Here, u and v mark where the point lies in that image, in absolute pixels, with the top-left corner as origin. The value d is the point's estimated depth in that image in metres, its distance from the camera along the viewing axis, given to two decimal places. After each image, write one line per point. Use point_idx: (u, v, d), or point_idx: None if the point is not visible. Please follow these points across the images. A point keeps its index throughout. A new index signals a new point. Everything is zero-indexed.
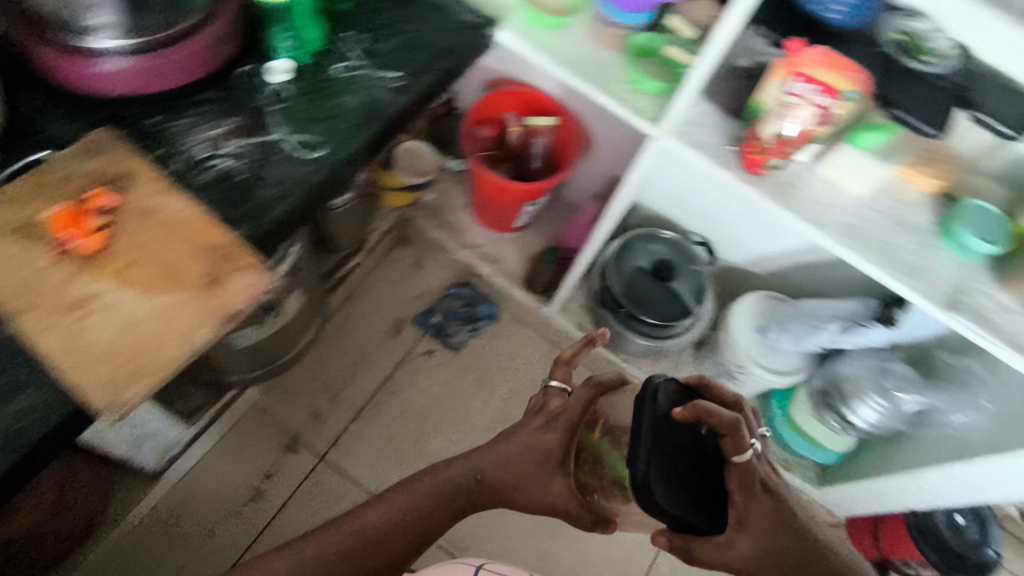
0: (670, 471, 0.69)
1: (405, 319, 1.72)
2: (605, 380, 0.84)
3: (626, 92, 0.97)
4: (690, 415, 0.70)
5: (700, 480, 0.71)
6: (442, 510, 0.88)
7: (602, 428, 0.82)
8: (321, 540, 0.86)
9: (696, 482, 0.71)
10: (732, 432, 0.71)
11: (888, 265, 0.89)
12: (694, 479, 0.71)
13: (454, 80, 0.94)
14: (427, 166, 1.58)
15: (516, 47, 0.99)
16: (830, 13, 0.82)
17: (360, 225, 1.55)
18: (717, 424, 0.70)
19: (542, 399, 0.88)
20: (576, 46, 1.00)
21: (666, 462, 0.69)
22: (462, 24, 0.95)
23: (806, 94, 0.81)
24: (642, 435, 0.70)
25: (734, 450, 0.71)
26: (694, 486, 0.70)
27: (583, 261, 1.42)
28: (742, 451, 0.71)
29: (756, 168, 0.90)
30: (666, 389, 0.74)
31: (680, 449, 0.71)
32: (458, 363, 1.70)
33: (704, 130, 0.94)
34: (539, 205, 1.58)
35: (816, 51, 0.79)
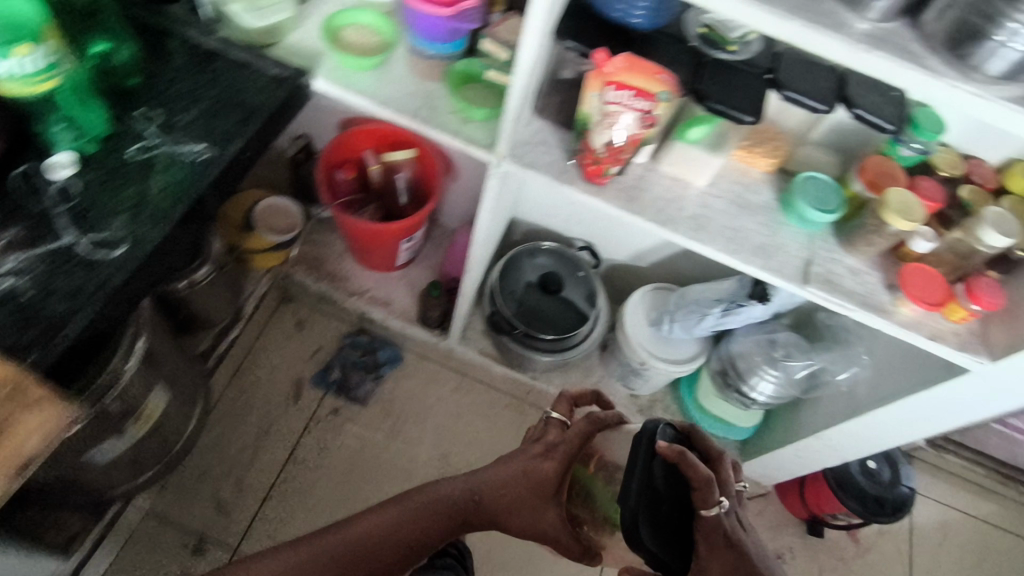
0: (651, 512, 0.70)
1: (303, 382, 1.61)
2: (603, 417, 0.86)
3: (456, 122, 0.96)
4: (672, 458, 0.71)
5: (677, 524, 0.72)
6: (436, 528, 0.92)
7: (596, 459, 0.83)
8: (305, 548, 0.89)
9: (673, 526, 0.71)
10: (709, 487, 0.71)
11: (741, 251, 0.93)
12: (671, 522, 0.71)
13: (272, 137, 0.90)
14: (290, 221, 1.50)
15: (337, 94, 0.96)
16: (633, 18, 0.85)
17: (226, 294, 1.46)
18: (694, 475, 0.71)
19: (542, 429, 0.91)
20: (401, 82, 0.98)
21: (646, 500, 0.70)
22: (270, 79, 0.92)
23: (622, 101, 0.83)
24: (636, 473, 0.72)
25: (706, 502, 0.70)
26: (675, 531, 0.71)
27: (467, 288, 1.40)
28: (711, 506, 0.70)
29: (598, 177, 0.92)
30: (663, 433, 0.75)
31: (664, 491, 0.72)
32: (367, 416, 1.61)
33: (543, 148, 0.96)
34: (417, 238, 1.54)
35: (620, 59, 0.80)
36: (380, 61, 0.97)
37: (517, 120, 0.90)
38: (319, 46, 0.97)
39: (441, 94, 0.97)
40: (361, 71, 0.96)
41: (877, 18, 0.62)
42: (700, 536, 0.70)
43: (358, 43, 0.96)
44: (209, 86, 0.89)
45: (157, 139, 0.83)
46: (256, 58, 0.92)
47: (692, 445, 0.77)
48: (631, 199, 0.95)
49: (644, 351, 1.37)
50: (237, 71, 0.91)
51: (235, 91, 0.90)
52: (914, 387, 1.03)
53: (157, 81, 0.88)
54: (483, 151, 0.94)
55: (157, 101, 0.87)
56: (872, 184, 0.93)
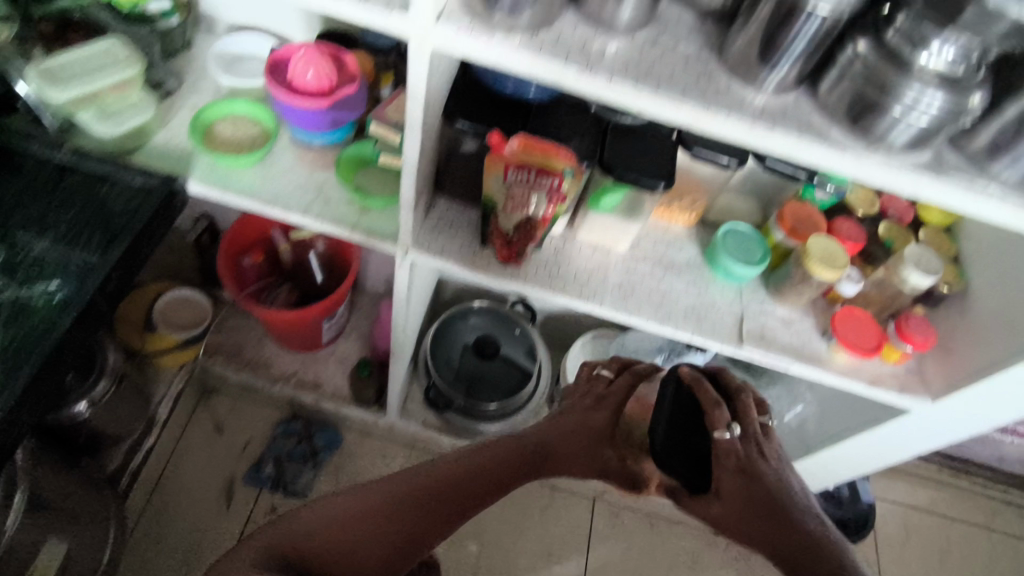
0: (668, 441, 0.74)
1: (235, 481, 1.46)
2: (642, 367, 0.84)
3: (354, 213, 0.88)
4: (688, 378, 0.78)
5: (700, 444, 0.73)
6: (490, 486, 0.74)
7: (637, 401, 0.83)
8: (342, 502, 0.70)
9: (697, 445, 0.73)
10: (721, 406, 0.75)
11: (672, 318, 0.88)
12: (694, 442, 0.74)
13: (142, 260, 0.80)
14: (198, 313, 1.39)
15: (215, 197, 0.86)
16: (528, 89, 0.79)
17: (134, 404, 1.33)
18: (703, 398, 0.76)
19: (582, 385, 0.85)
20: (288, 173, 0.89)
21: (667, 430, 0.74)
22: (134, 191, 0.81)
23: (526, 183, 0.78)
24: (664, 401, 0.77)
25: (704, 420, 0.75)
26: (700, 461, 0.73)
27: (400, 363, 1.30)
28: (722, 427, 0.72)
29: (512, 259, 0.87)
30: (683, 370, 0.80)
31: (685, 415, 0.76)
32: None
33: (450, 232, 0.90)
34: (340, 314, 1.45)
35: (517, 142, 0.76)
36: (261, 155, 0.89)
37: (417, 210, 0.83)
38: (191, 145, 0.88)
39: (335, 183, 0.90)
40: (241, 167, 0.88)
41: (774, 89, 0.59)
42: (720, 452, 0.71)
43: (233, 139, 0.88)
44: (63, 209, 0.79)
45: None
46: (117, 169, 0.82)
47: (717, 381, 0.80)
48: (552, 275, 0.89)
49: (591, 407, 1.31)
50: (95, 186, 0.81)
51: (94, 211, 0.79)
52: (863, 424, 1.02)
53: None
54: (387, 244, 0.87)
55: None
56: (791, 231, 0.90)
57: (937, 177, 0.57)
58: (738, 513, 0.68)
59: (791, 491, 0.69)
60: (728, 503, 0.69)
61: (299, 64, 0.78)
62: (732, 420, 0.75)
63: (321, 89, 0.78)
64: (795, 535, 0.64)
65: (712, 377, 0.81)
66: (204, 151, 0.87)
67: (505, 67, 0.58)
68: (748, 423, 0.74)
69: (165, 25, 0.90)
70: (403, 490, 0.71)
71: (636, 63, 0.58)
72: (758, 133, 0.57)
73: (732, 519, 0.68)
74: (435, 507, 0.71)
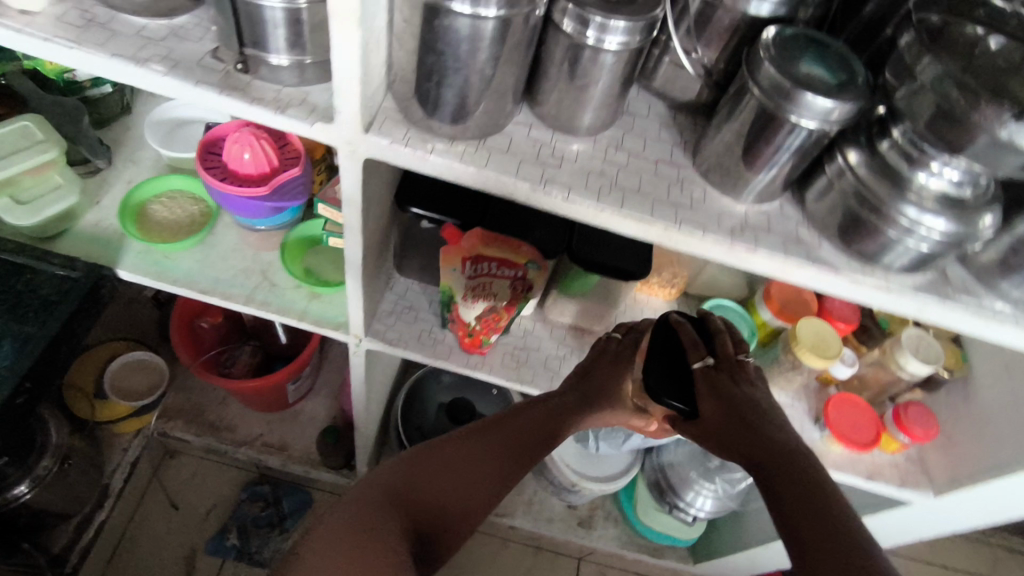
0: (661, 369, 0.61)
1: (195, 552, 1.37)
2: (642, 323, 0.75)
3: (303, 298, 0.81)
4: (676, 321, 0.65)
5: (686, 378, 0.61)
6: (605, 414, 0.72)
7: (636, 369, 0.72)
8: (450, 447, 0.67)
9: (683, 375, 0.61)
10: (701, 347, 0.62)
11: None
12: (680, 374, 0.61)
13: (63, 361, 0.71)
14: (154, 377, 1.31)
15: (144, 282, 0.78)
16: None
17: (86, 476, 1.23)
18: (684, 337, 0.63)
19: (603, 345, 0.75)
20: (232, 255, 0.82)
21: (661, 372, 0.61)
22: (54, 283, 0.73)
23: (488, 273, 0.71)
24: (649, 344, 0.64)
25: (690, 362, 0.61)
26: (686, 389, 0.60)
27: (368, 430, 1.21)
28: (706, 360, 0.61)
29: (479, 347, 0.79)
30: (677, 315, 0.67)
31: (674, 361, 0.62)
32: None
33: (409, 315, 0.82)
34: (308, 374, 1.36)
35: (475, 233, 0.70)
36: (199, 236, 0.81)
37: (369, 298, 0.76)
38: (120, 227, 0.80)
39: (283, 265, 0.82)
40: (177, 250, 0.80)
41: (756, 199, 0.52)
42: (702, 385, 0.59)
43: (169, 222, 0.81)
44: None
45: None
46: (36, 258, 0.74)
47: (703, 325, 0.66)
48: (521, 362, 0.82)
49: (574, 473, 1.25)
50: (11, 278, 0.73)
51: (8, 307, 0.71)
52: (865, 509, 0.95)
53: None
54: (340, 332, 0.79)
55: None
56: (779, 312, 0.84)
57: (942, 303, 0.50)
58: (717, 432, 0.56)
59: (773, 405, 0.57)
60: (712, 427, 0.57)
61: (234, 147, 0.71)
62: (714, 351, 0.62)
63: (258, 174, 0.72)
64: (778, 455, 0.52)
65: (699, 319, 0.66)
66: (133, 234, 0.79)
67: (449, 179, 0.50)
68: (729, 353, 0.61)
69: (97, 94, 0.82)
70: (487, 427, 0.70)
71: (599, 172, 0.51)
72: (738, 253, 0.50)
73: (714, 423, 0.56)
74: (524, 440, 0.69)
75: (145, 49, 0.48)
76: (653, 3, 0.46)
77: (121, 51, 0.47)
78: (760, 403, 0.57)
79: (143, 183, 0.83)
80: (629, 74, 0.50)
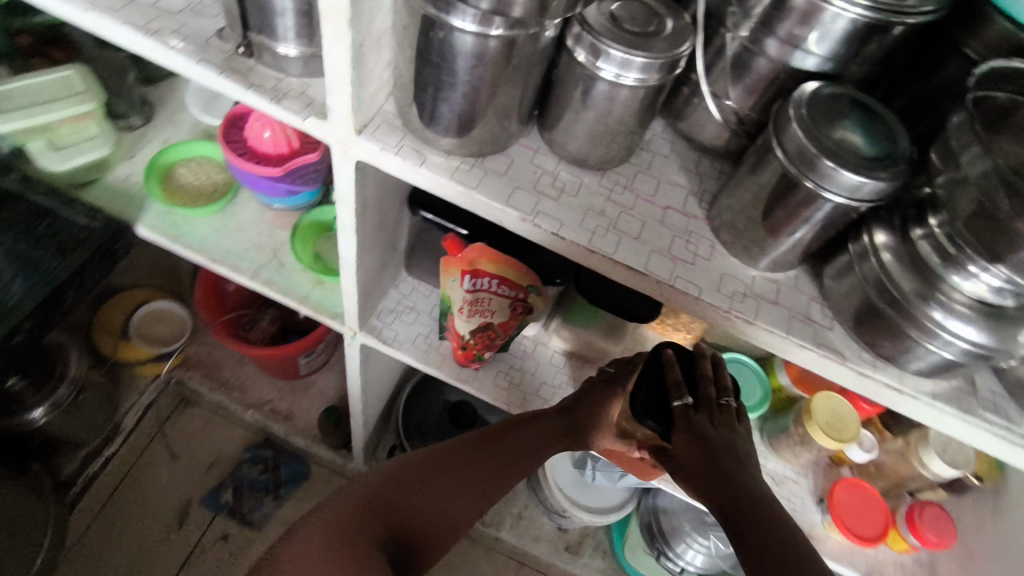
0: (644, 403, 0.58)
1: (192, 502, 1.40)
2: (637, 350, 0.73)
3: (308, 282, 0.81)
4: (665, 351, 0.62)
5: (668, 414, 0.58)
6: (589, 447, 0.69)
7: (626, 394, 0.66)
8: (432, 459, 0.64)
9: (665, 411, 0.58)
10: (684, 386, 0.59)
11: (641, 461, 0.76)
12: (663, 409, 0.58)
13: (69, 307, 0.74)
14: (178, 328, 1.35)
15: (159, 241, 0.80)
16: None
17: (100, 411, 1.29)
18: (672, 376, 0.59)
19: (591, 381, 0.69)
20: (247, 228, 0.83)
21: (647, 396, 0.59)
22: (74, 232, 0.75)
23: (487, 289, 0.69)
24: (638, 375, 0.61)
25: (670, 400, 0.58)
26: (666, 425, 0.58)
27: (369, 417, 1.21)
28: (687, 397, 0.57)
29: (471, 362, 0.76)
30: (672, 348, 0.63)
31: (656, 396, 0.59)
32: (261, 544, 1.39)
33: (409, 316, 0.81)
34: (324, 351, 1.38)
35: (478, 246, 0.67)
36: (218, 204, 0.82)
37: (369, 296, 0.75)
38: (147, 184, 0.82)
39: (294, 246, 0.82)
40: (196, 215, 0.81)
41: (767, 266, 0.48)
42: (676, 425, 0.56)
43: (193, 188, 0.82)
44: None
45: None
46: (60, 206, 0.79)
47: (693, 365, 0.61)
48: (515, 383, 0.79)
49: (565, 498, 1.21)
50: (34, 220, 0.78)
51: (26, 246, 0.77)
52: None
53: None
54: (335, 322, 0.79)
55: None
56: (798, 381, 0.78)
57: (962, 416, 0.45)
58: (692, 475, 0.54)
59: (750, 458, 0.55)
60: (684, 466, 0.55)
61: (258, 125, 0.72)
62: (696, 390, 0.59)
63: (279, 153, 0.72)
64: (747, 498, 0.50)
65: (690, 357, 0.62)
66: (157, 194, 0.81)
67: (440, 194, 0.49)
68: (710, 396, 0.58)
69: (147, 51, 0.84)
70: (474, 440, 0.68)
71: (598, 212, 0.49)
72: (735, 323, 0.47)
73: (685, 464, 0.55)
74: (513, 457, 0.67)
75: (157, 20, 0.48)
76: (675, 41, 0.43)
77: (132, 20, 0.47)
78: (734, 449, 0.55)
79: (174, 147, 0.84)
80: (644, 111, 0.46)
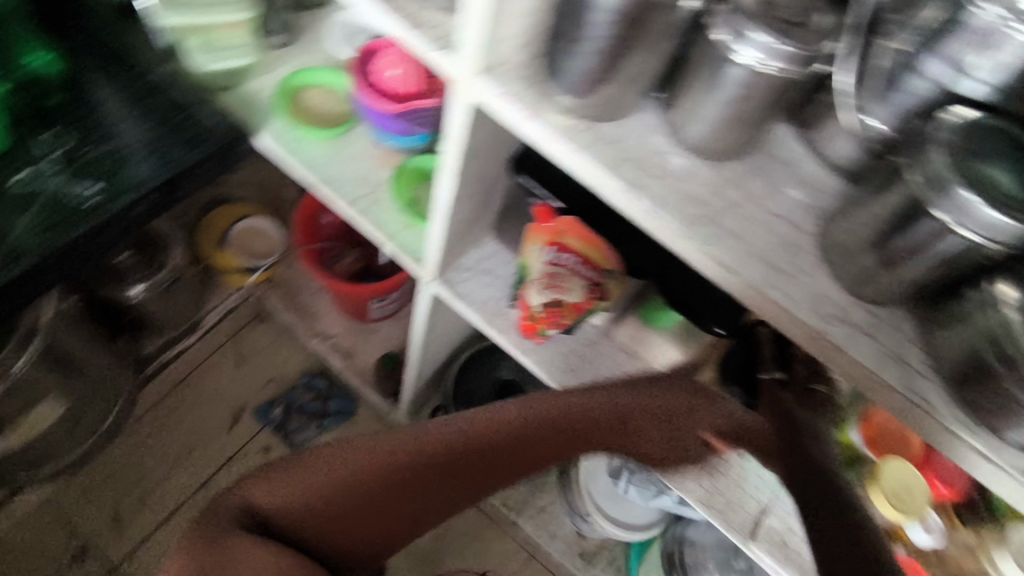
0: (734, 369, 0.69)
1: (245, 409, 1.48)
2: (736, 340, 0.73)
3: (398, 225, 0.84)
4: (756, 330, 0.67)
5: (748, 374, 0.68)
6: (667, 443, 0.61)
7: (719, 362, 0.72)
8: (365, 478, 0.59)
9: (744, 371, 0.68)
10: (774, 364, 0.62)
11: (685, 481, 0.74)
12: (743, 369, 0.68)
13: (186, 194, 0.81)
14: (271, 246, 1.43)
15: (276, 155, 0.86)
16: None
17: (187, 304, 1.39)
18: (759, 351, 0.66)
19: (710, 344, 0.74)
20: (356, 160, 0.87)
21: (738, 363, 0.69)
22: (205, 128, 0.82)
23: (568, 265, 0.70)
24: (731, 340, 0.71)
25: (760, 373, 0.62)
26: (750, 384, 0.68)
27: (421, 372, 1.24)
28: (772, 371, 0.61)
29: (535, 335, 0.76)
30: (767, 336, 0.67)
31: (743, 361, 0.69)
32: None
33: (485, 277, 0.82)
34: (395, 300, 1.42)
35: (567, 219, 0.69)
36: (334, 132, 0.87)
37: (452, 248, 0.76)
38: (275, 99, 0.87)
39: (395, 185, 0.85)
40: (313, 138, 0.86)
41: (870, 296, 0.45)
42: (766, 394, 0.59)
43: (317, 113, 0.87)
44: (135, 122, 0.80)
45: (50, 172, 0.75)
46: (195, 102, 0.82)
47: (784, 349, 0.65)
48: (574, 367, 0.78)
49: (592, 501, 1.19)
50: (171, 112, 0.81)
51: (160, 133, 0.80)
52: None
53: (82, 102, 0.81)
54: (413, 266, 0.82)
55: (71, 128, 0.79)
56: (872, 442, 0.70)
57: None
58: (759, 440, 0.55)
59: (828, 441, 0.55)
60: (757, 432, 0.56)
61: (388, 61, 0.75)
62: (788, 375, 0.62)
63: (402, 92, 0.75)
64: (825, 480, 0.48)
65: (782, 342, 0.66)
66: (282, 112, 0.86)
67: (545, 150, 0.49)
68: (800, 379, 0.62)
69: None
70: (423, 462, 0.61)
71: (701, 202, 0.48)
72: (824, 346, 0.45)
73: (761, 432, 0.55)
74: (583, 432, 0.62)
75: None
76: (823, 35, 0.41)
77: None
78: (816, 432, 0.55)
79: (306, 69, 0.88)
80: (771, 104, 0.45)
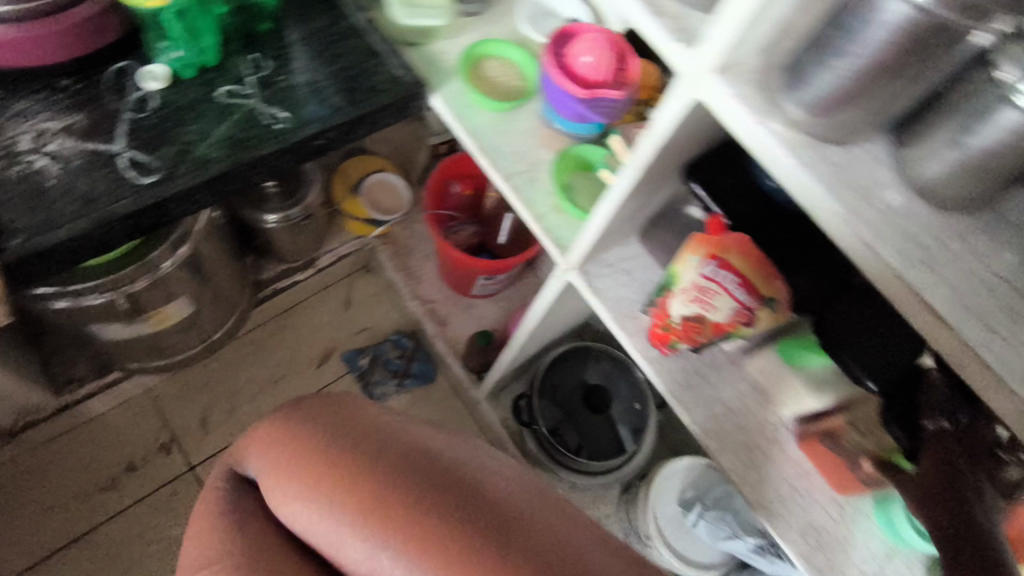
0: (898, 409, 0.62)
1: (335, 350, 1.56)
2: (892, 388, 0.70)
3: (548, 206, 0.84)
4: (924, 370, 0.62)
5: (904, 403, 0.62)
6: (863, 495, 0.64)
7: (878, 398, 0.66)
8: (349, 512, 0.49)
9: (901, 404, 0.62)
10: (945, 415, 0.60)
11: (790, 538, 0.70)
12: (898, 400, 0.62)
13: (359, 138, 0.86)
14: (396, 204, 1.48)
15: (446, 115, 0.88)
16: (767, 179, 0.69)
17: (309, 241, 1.46)
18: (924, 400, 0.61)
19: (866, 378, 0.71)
20: (520, 136, 0.88)
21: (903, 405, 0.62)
22: (389, 78, 0.86)
23: (724, 283, 0.67)
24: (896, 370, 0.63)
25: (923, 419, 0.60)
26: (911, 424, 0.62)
27: (515, 359, 1.24)
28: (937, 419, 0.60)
29: (662, 345, 0.75)
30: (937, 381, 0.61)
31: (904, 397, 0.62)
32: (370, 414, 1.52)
33: (623, 278, 0.81)
34: (501, 281, 1.44)
35: (735, 237, 0.67)
36: (507, 107, 0.88)
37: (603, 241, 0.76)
38: (458, 64, 0.90)
39: (553, 168, 0.86)
40: (484, 107, 0.88)
41: None
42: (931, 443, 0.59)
43: (494, 85, 0.89)
44: (329, 62, 0.86)
45: (249, 92, 0.81)
46: (389, 53, 0.87)
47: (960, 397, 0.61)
48: (694, 385, 0.76)
49: (655, 524, 1.17)
50: (363, 58, 0.87)
51: (348, 76, 0.86)
52: None
53: (287, 35, 0.87)
54: (554, 251, 0.82)
55: (273, 55, 0.85)
56: None
57: None
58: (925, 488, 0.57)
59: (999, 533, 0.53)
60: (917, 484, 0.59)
61: (584, 46, 0.75)
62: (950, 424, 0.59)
63: (591, 78, 0.75)
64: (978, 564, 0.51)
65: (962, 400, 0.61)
66: (462, 77, 0.89)
67: (763, 159, 0.47)
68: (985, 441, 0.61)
69: None
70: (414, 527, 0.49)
71: (916, 242, 0.45)
72: None
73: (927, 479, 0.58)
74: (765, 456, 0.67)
75: None
76: None
77: None
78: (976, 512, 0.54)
79: (493, 40, 0.90)
80: None
